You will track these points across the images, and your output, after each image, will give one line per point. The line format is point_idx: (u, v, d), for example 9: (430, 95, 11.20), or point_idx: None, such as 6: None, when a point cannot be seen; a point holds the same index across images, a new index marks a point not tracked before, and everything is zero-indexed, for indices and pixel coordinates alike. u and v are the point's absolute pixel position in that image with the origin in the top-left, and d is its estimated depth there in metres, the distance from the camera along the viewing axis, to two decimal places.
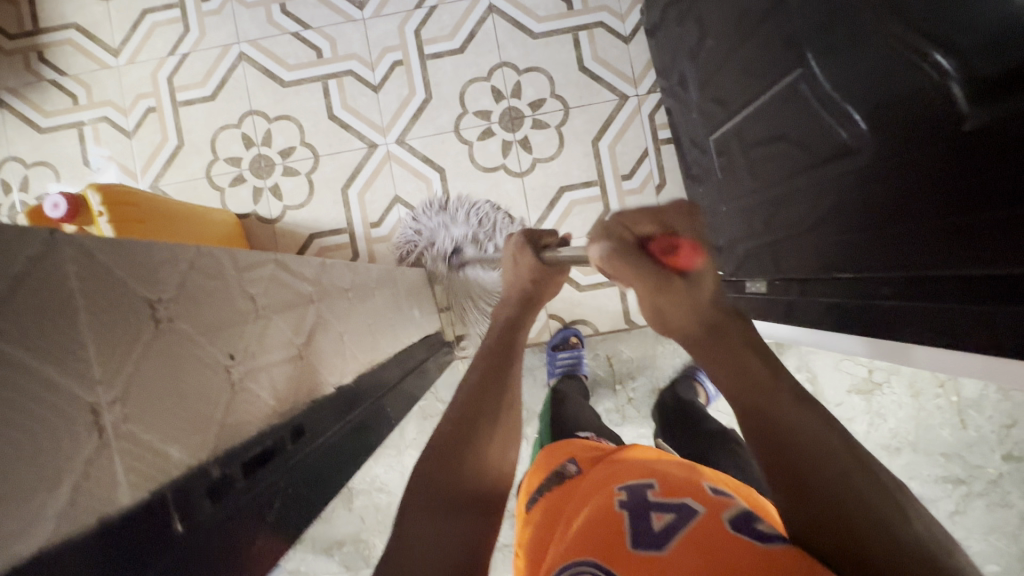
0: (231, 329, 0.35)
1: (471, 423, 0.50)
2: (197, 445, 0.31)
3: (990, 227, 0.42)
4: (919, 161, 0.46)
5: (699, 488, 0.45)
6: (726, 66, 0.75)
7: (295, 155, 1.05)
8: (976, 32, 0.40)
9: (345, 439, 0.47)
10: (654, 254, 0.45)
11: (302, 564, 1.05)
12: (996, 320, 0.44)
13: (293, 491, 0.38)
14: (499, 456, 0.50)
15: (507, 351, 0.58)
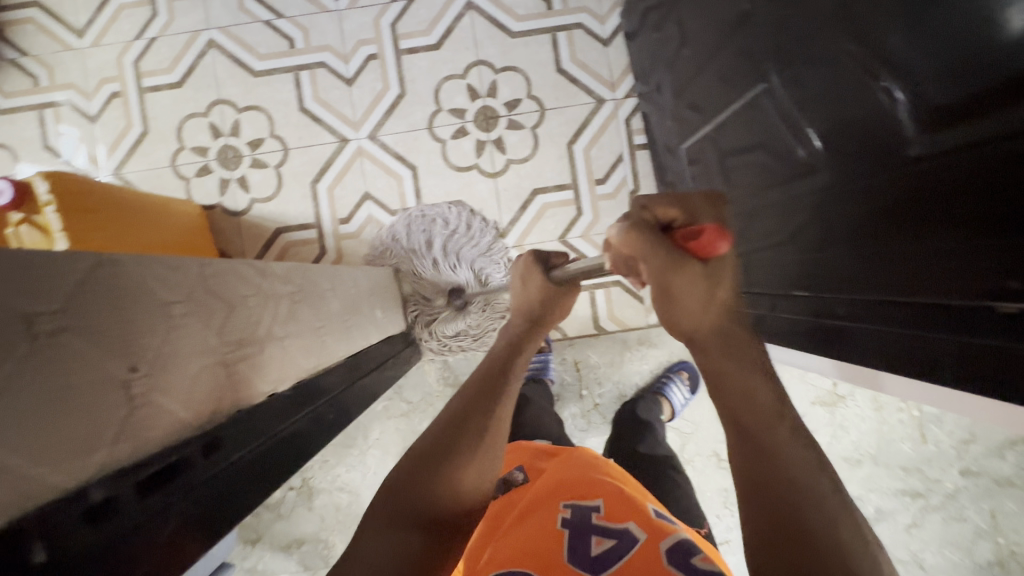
0: (140, 339, 0.31)
1: (451, 438, 0.48)
2: (80, 464, 0.27)
3: (945, 257, 0.40)
4: (874, 184, 0.45)
5: (641, 508, 0.47)
6: (701, 75, 0.75)
7: (264, 147, 1.03)
8: (920, 56, 0.39)
9: (274, 449, 0.44)
10: (677, 241, 0.40)
11: (259, 562, 1.03)
12: (943, 352, 0.42)
13: (197, 508, 0.35)
14: (478, 476, 0.48)
15: (508, 363, 0.57)
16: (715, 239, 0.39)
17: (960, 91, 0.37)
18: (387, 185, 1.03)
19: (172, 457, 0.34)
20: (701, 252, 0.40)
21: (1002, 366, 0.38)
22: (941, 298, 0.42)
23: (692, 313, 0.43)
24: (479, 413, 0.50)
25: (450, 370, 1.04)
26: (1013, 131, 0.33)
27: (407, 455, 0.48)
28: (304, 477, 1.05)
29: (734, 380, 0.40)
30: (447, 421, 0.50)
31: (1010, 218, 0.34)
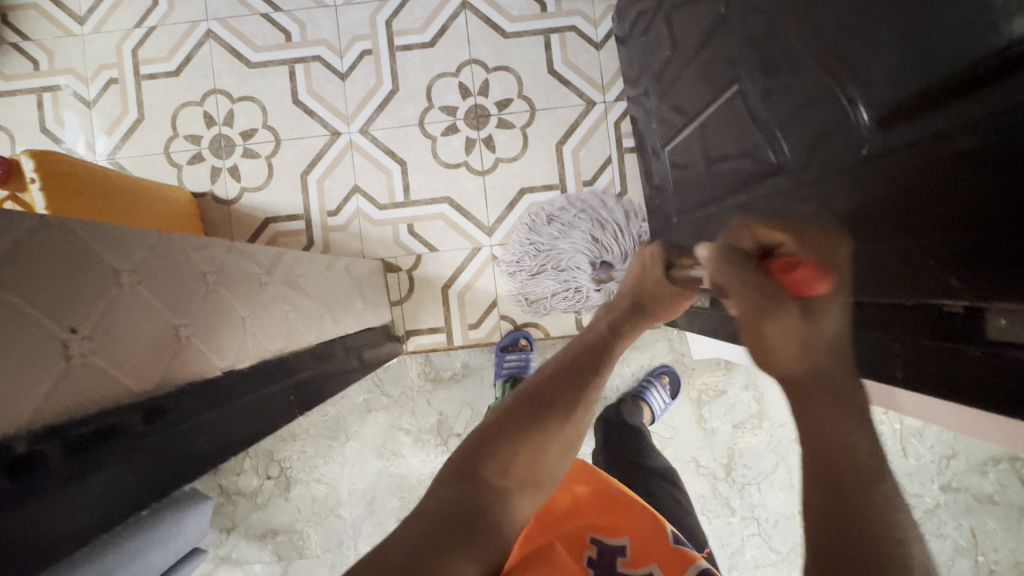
0: (83, 302, 0.31)
1: (542, 399, 0.50)
2: (15, 417, 0.27)
3: (894, 256, 0.40)
4: (835, 185, 0.45)
5: (662, 539, 0.55)
6: (685, 77, 0.75)
7: (257, 137, 1.04)
8: (869, 57, 0.39)
9: (226, 424, 0.42)
10: (775, 269, 0.43)
11: (234, 551, 1.04)
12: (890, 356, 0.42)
13: (128, 475, 0.33)
14: (562, 450, 0.50)
15: (600, 356, 0.57)
16: (814, 278, 0.42)
17: (904, 91, 0.37)
18: (376, 179, 1.04)
19: (105, 420, 0.32)
20: (796, 287, 0.42)
21: (944, 367, 0.37)
22: (893, 298, 0.41)
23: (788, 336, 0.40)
24: (564, 397, 0.51)
25: (431, 366, 1.04)
26: (956, 127, 0.33)
27: (492, 411, 0.50)
28: (282, 467, 1.05)
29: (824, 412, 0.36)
30: (532, 394, 0.51)
31: (953, 210, 0.34)
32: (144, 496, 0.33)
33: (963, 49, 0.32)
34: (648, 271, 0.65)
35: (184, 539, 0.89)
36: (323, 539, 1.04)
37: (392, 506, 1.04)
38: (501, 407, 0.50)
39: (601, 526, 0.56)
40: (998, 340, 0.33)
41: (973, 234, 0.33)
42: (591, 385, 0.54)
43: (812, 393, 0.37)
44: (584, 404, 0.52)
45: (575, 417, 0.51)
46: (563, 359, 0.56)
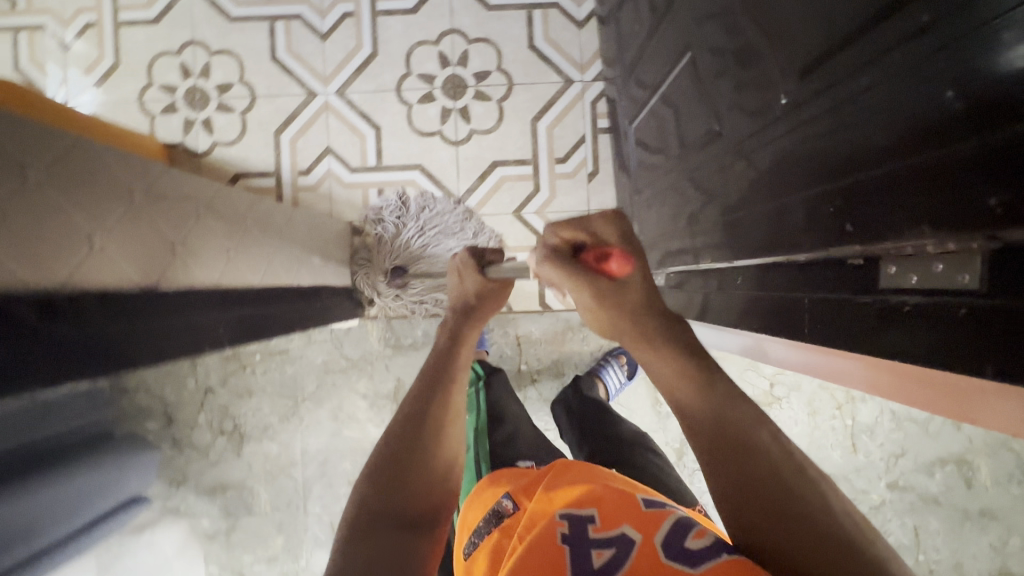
0: None
1: (421, 417, 0.51)
2: None
3: (804, 208, 0.40)
4: (765, 140, 0.45)
5: (634, 504, 0.48)
6: (653, 51, 0.76)
7: (233, 91, 1.04)
8: (784, 13, 0.40)
9: (126, 334, 0.41)
10: (588, 260, 0.50)
11: (183, 503, 1.04)
12: (815, 311, 0.42)
13: (5, 358, 0.31)
14: (444, 472, 0.51)
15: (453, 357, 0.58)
16: (626, 258, 0.49)
17: (810, 40, 0.37)
18: (350, 142, 1.04)
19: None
20: (611, 273, 0.49)
21: (850, 315, 0.37)
22: (806, 253, 0.41)
23: (627, 303, 0.48)
24: (433, 424, 0.51)
25: (392, 332, 1.04)
26: (857, 69, 0.33)
27: (381, 442, 0.50)
28: (236, 423, 1.05)
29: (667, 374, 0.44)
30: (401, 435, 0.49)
31: (848, 153, 0.34)
32: (13, 385, 0.32)
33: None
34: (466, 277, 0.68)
35: (98, 472, 0.84)
36: (273, 497, 1.05)
37: (344, 470, 1.05)
38: (389, 437, 0.50)
39: (570, 504, 0.48)
40: (890, 287, 0.33)
41: (864, 175, 0.33)
42: (455, 393, 0.55)
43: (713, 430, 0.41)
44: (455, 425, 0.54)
45: (450, 436, 0.52)
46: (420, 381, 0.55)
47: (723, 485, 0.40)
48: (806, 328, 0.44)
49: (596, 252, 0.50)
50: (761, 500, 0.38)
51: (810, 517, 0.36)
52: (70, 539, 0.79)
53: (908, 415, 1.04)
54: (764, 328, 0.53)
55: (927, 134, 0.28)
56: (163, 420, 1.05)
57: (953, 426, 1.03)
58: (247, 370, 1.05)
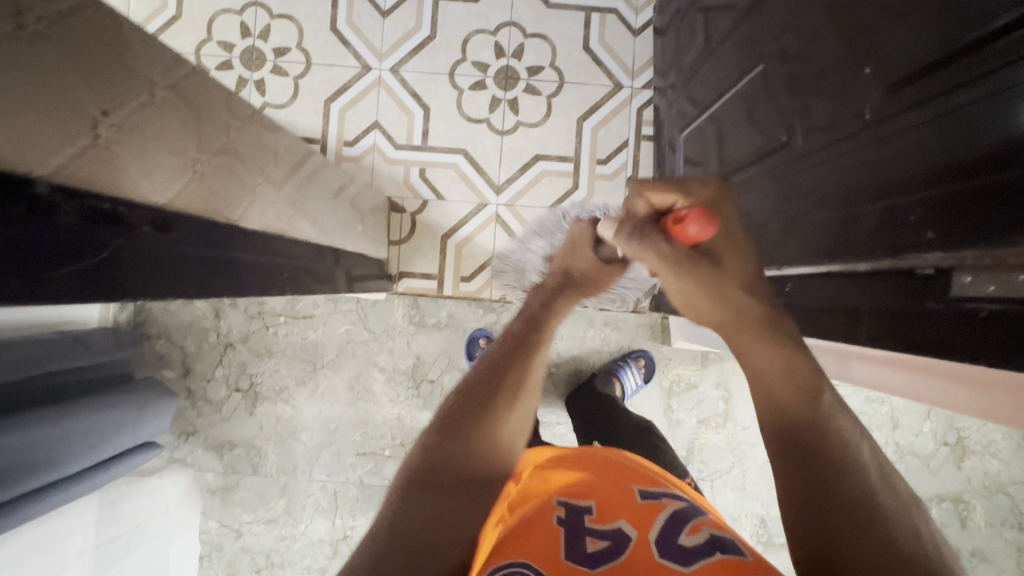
0: (114, 91, 0.32)
1: (490, 385, 0.50)
2: (50, 159, 0.27)
3: (876, 217, 0.42)
4: (841, 150, 0.47)
5: (633, 498, 0.48)
6: (711, 65, 0.79)
7: (289, 56, 1.05)
8: (882, 32, 0.42)
9: (211, 261, 0.43)
10: (670, 225, 0.49)
11: (189, 455, 1.07)
12: (875, 317, 0.45)
13: (128, 262, 0.33)
14: (510, 442, 0.50)
15: (538, 326, 0.57)
16: (707, 221, 0.47)
17: (909, 56, 0.39)
18: (398, 119, 1.06)
19: (119, 206, 0.32)
20: (688, 239, 0.48)
21: (918, 321, 0.39)
22: (871, 261, 0.43)
23: (710, 275, 0.48)
24: (501, 393, 0.49)
25: (417, 310, 1.06)
26: (958, 85, 0.35)
27: (448, 406, 0.49)
28: (253, 381, 1.06)
29: (770, 377, 0.42)
30: (465, 399, 0.49)
31: (937, 166, 0.36)
32: (136, 289, 0.34)
33: (968, 8, 0.33)
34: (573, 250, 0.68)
35: (117, 410, 0.84)
36: (279, 459, 1.07)
37: (352, 441, 1.06)
38: (456, 398, 0.50)
39: (568, 491, 0.49)
40: (963, 295, 0.35)
41: (949, 185, 0.35)
42: (533, 365, 0.53)
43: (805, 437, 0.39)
44: (526, 397, 0.51)
45: (519, 407, 0.50)
46: (494, 352, 0.54)
47: (791, 486, 0.39)
48: (865, 330, 0.46)
49: (674, 213, 0.49)
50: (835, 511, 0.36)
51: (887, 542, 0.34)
52: (87, 475, 0.79)
53: (912, 449, 1.05)
54: (813, 330, 0.55)
55: (1014, 151, 0.30)
56: (180, 370, 1.06)
57: (954, 466, 1.05)
58: (269, 330, 1.06)
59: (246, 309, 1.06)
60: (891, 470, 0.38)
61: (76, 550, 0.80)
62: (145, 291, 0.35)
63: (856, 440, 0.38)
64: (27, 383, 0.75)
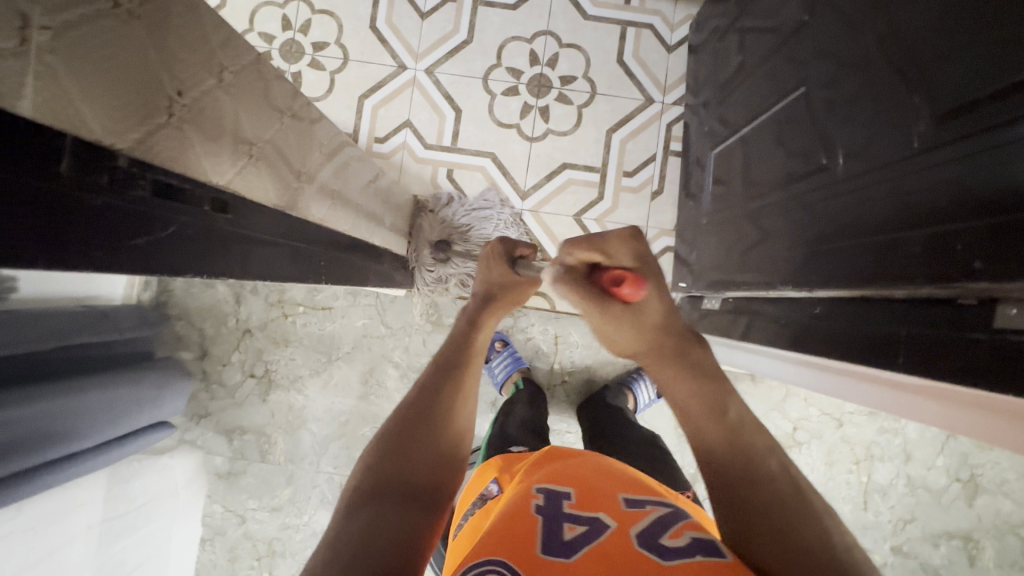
0: (189, 72, 0.33)
1: (428, 399, 0.52)
2: (129, 128, 0.28)
3: (919, 244, 0.42)
4: (885, 177, 0.47)
5: (612, 497, 0.47)
6: (747, 86, 0.79)
7: (327, 51, 1.07)
8: (938, 63, 0.42)
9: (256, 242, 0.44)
10: (605, 284, 0.48)
11: (199, 438, 1.07)
12: (912, 342, 0.45)
13: (185, 238, 0.34)
14: (453, 453, 0.51)
15: (467, 347, 0.59)
16: (637, 284, 0.47)
17: (966, 87, 0.39)
18: (429, 119, 1.07)
19: (184, 183, 0.33)
20: (623, 299, 0.48)
21: (959, 347, 0.40)
22: (912, 287, 0.43)
23: (641, 328, 0.50)
24: (439, 404, 0.51)
25: (435, 309, 1.06)
26: (1016, 117, 0.35)
27: (391, 423, 0.50)
28: (268, 368, 1.07)
29: (689, 403, 0.49)
30: (407, 414, 0.50)
31: (991, 196, 0.36)
32: (185, 266, 0.35)
33: None
34: (486, 268, 0.69)
35: (132, 388, 0.84)
36: (289, 448, 1.07)
37: (362, 435, 1.06)
38: (396, 416, 0.50)
39: (548, 482, 0.49)
40: (1008, 327, 0.36)
41: (999, 216, 0.35)
42: (467, 379, 0.56)
43: (729, 468, 0.45)
44: (461, 406, 0.53)
45: (455, 415, 0.52)
46: (427, 373, 0.55)
47: (722, 502, 0.44)
48: (901, 356, 0.46)
49: (611, 274, 0.48)
50: (762, 516, 0.41)
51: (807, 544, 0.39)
52: (101, 449, 0.80)
53: (924, 483, 1.04)
54: (839, 352, 0.55)
55: None
56: (197, 352, 1.07)
57: (966, 503, 1.03)
58: (288, 319, 1.07)
59: (267, 297, 1.07)
60: (806, 486, 0.44)
61: (83, 526, 0.80)
62: (205, 268, 0.37)
63: (768, 452, 0.45)
64: (46, 353, 0.74)
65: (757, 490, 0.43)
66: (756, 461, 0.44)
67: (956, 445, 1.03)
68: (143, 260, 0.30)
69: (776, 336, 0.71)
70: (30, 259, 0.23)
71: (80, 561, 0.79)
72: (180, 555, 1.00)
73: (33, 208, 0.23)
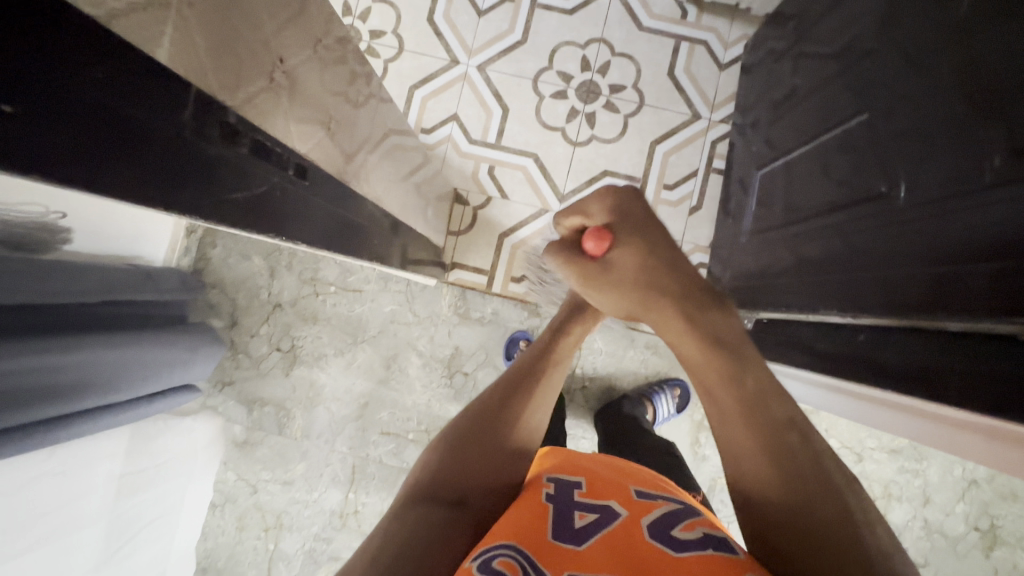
0: (275, 35, 0.35)
1: (495, 407, 0.52)
2: (235, 83, 0.30)
3: (984, 278, 0.42)
4: (949, 210, 0.47)
5: (623, 489, 0.46)
6: (802, 109, 0.79)
7: (383, 40, 1.09)
8: (1015, 99, 0.42)
9: (317, 211, 0.45)
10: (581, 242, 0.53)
11: (220, 405, 1.09)
12: (965, 374, 0.44)
13: (273, 199, 0.37)
14: (516, 460, 0.50)
15: (545, 357, 0.58)
16: (603, 236, 0.51)
17: None
18: (476, 115, 1.09)
19: (276, 146, 0.35)
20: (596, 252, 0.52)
21: (1014, 378, 0.40)
22: (971, 320, 0.43)
23: (622, 282, 0.51)
24: (504, 413, 0.51)
25: (463, 302, 1.07)
26: None
27: (455, 427, 0.51)
28: (294, 343, 1.09)
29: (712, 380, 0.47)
30: (471, 419, 0.51)
31: None
32: (270, 224, 0.37)
33: None
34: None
35: (157, 351, 0.83)
36: (306, 424, 1.09)
37: (379, 419, 1.07)
38: (462, 420, 0.52)
39: (557, 470, 0.48)
40: None
41: None
42: (539, 390, 0.55)
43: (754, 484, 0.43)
44: (527, 413, 0.53)
45: (520, 422, 0.51)
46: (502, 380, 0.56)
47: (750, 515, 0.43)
48: (950, 388, 0.45)
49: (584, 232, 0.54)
50: (774, 500, 0.41)
51: (823, 534, 0.38)
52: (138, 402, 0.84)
53: (941, 528, 1.02)
54: (880, 379, 0.55)
55: None
56: (228, 321, 1.09)
57: (983, 553, 1.01)
58: (318, 298, 1.09)
59: (301, 274, 1.09)
60: (840, 483, 0.41)
61: (102, 477, 0.81)
62: (263, 229, 0.37)
63: (787, 424, 0.43)
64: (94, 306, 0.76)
65: (774, 472, 0.41)
66: (779, 439, 0.42)
67: (978, 493, 1.01)
68: (216, 207, 0.30)
69: (810, 362, 0.70)
70: (119, 182, 0.23)
71: (97, 511, 0.80)
72: (190, 517, 1.02)
73: (127, 131, 0.23)
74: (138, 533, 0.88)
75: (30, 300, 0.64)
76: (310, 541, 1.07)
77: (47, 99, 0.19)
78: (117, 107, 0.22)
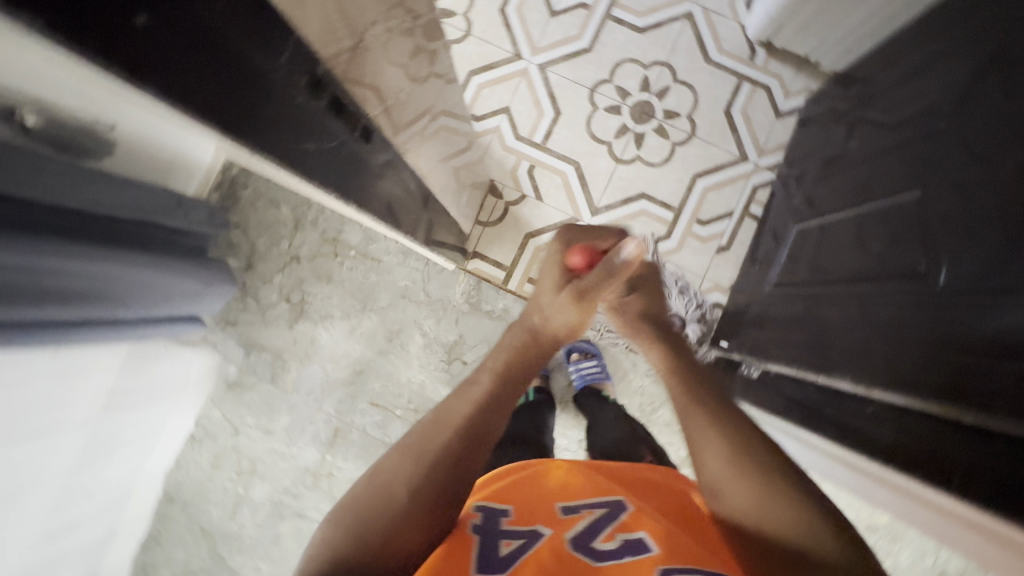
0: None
1: (421, 452, 0.43)
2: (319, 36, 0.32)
3: (1014, 383, 0.41)
4: (988, 306, 0.47)
5: (546, 504, 0.48)
6: (851, 173, 0.79)
7: (452, 20, 1.09)
8: None
9: (363, 174, 0.46)
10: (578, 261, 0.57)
11: (220, 342, 1.10)
12: (968, 467, 0.44)
13: (333, 152, 0.40)
14: (435, 516, 0.41)
15: (491, 394, 0.48)
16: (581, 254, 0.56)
17: None
18: (528, 113, 1.09)
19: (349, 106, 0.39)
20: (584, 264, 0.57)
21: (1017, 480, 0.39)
22: (991, 417, 0.43)
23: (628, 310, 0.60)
24: (429, 459, 0.43)
25: (477, 292, 1.08)
26: None
27: (369, 478, 0.42)
28: (303, 298, 1.10)
29: (684, 407, 0.50)
30: (391, 472, 0.42)
31: None
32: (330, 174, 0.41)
33: None
34: (551, 302, 0.55)
35: (174, 278, 0.83)
36: (298, 378, 1.09)
37: (370, 389, 1.08)
38: (380, 470, 0.43)
39: (486, 498, 0.49)
40: None
41: None
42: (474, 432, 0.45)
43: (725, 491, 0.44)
44: (455, 456, 0.43)
45: (443, 471, 0.43)
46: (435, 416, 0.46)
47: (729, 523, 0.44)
48: (951, 478, 0.45)
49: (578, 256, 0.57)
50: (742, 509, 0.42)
51: (779, 528, 0.40)
52: (144, 325, 0.85)
53: None
54: (881, 457, 0.54)
55: None
56: (244, 262, 1.10)
57: None
58: (337, 259, 1.09)
59: (324, 232, 1.09)
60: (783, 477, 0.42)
61: (93, 388, 0.81)
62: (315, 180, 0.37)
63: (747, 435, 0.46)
64: (147, 228, 0.79)
65: (735, 480, 0.43)
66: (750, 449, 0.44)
67: None
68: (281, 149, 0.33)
69: (808, 424, 0.70)
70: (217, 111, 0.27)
71: (83, 419, 0.80)
72: (166, 442, 1.03)
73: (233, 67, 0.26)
74: (115, 448, 0.89)
75: (95, 212, 0.66)
76: (279, 493, 1.08)
77: (183, 30, 0.23)
78: (234, 46, 0.26)
